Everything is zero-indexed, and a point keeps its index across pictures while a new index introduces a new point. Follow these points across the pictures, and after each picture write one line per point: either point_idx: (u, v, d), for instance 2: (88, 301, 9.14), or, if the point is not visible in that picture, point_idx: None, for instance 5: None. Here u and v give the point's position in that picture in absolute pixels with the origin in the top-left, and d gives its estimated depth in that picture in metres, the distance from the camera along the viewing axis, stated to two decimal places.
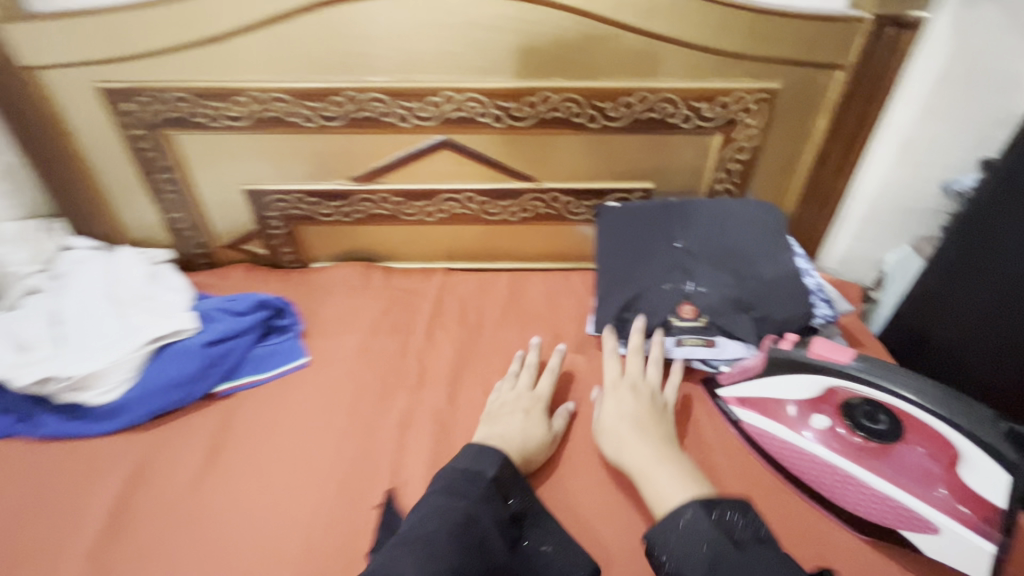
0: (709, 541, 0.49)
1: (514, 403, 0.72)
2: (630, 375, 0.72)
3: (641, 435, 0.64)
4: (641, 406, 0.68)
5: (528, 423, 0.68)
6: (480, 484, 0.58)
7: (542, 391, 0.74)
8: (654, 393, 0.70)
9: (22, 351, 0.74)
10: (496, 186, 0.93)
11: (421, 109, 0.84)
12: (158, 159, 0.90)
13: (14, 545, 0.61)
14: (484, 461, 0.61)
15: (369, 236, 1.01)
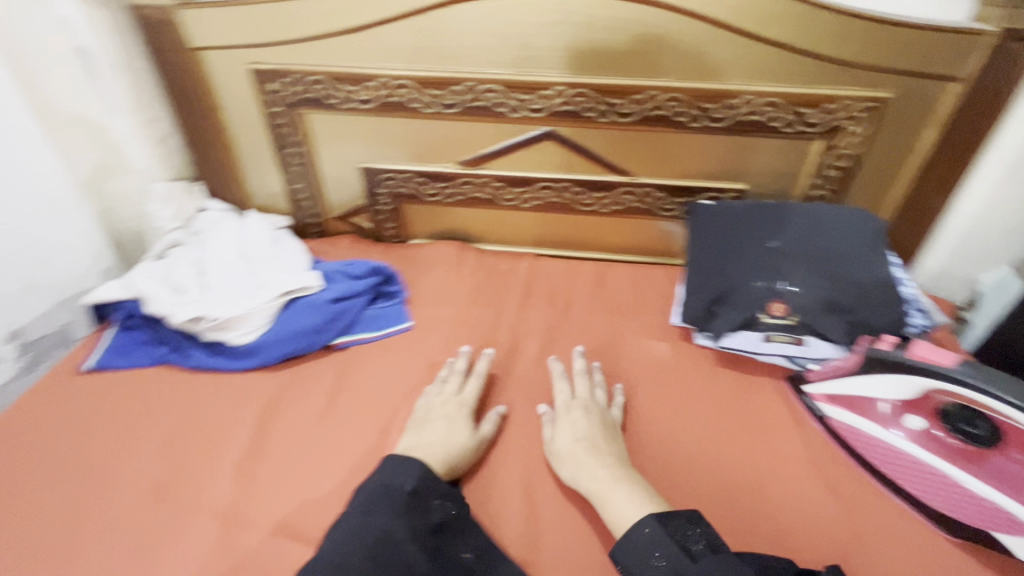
0: (667, 552, 0.55)
1: (441, 407, 0.74)
2: (580, 398, 0.75)
3: (593, 456, 0.67)
4: (591, 427, 0.71)
5: (450, 425, 0.71)
6: (397, 497, 0.60)
7: (469, 393, 0.76)
8: (606, 416, 0.73)
9: (177, 293, 0.86)
10: (591, 178, 0.98)
11: (533, 101, 0.90)
12: (290, 134, 1.00)
13: (172, 452, 0.72)
14: (406, 473, 0.63)
15: (464, 218, 1.08)
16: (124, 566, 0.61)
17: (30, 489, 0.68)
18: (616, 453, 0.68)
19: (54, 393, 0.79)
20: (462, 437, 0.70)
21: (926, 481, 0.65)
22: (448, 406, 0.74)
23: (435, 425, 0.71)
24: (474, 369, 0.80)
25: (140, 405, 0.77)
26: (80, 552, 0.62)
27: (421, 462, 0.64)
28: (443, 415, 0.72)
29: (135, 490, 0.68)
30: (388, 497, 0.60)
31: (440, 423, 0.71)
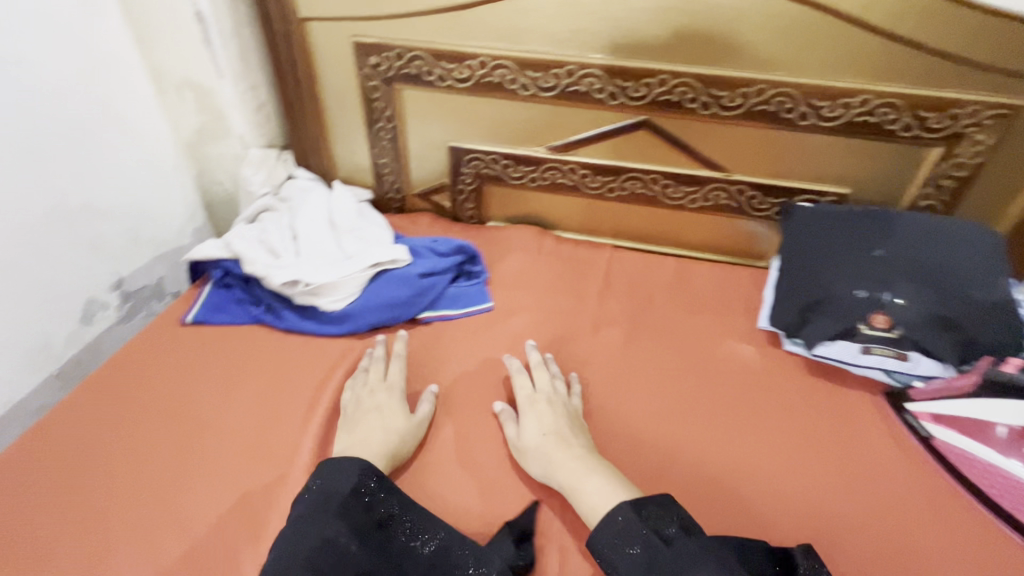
0: (643, 539, 0.54)
1: (380, 395, 0.74)
2: (540, 391, 0.75)
3: (563, 450, 0.66)
4: (556, 421, 0.70)
5: (387, 414, 0.71)
6: (340, 498, 0.61)
7: (399, 378, 0.77)
8: (564, 406, 0.73)
9: (274, 257, 0.89)
10: (683, 172, 0.95)
11: (634, 89, 0.88)
12: (382, 109, 1.01)
13: (267, 408, 0.75)
14: (342, 475, 0.63)
15: (544, 204, 1.07)
16: (227, 513, 0.64)
17: (139, 430, 0.72)
18: (584, 444, 0.68)
19: (158, 341, 0.83)
20: (395, 424, 0.70)
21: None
22: (387, 395, 0.74)
23: (372, 417, 0.71)
24: (392, 353, 0.81)
25: (237, 361, 0.81)
26: (186, 494, 0.65)
27: (357, 458, 0.64)
28: (383, 403, 0.72)
29: (234, 441, 0.71)
30: (330, 499, 0.61)
31: (374, 416, 0.71)
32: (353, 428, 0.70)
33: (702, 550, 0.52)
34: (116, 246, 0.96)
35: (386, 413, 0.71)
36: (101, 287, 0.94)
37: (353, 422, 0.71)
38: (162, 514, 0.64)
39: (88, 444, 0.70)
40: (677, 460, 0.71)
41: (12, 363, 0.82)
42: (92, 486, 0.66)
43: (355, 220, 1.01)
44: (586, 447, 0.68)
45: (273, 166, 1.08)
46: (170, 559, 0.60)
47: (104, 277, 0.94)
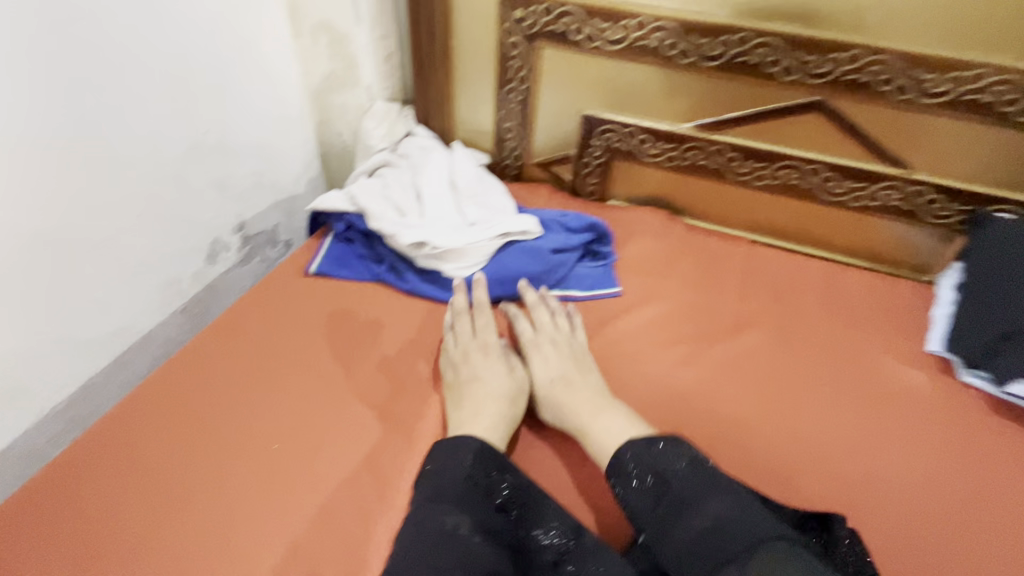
0: (652, 472, 0.57)
1: (477, 359, 0.72)
2: (541, 330, 0.77)
3: (569, 392, 0.68)
4: (560, 362, 0.72)
5: (490, 384, 0.69)
6: (458, 483, 0.58)
7: (490, 335, 0.75)
8: (563, 344, 0.75)
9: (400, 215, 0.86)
10: (854, 165, 0.84)
11: (816, 64, 0.77)
12: (517, 68, 0.94)
13: (392, 371, 0.72)
14: (456, 457, 0.60)
15: (677, 186, 0.97)
16: (359, 477, 0.61)
17: (267, 379, 0.71)
18: (593, 383, 0.70)
19: (282, 289, 0.82)
20: (505, 395, 0.69)
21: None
22: (488, 363, 0.72)
23: (474, 385, 0.69)
24: (475, 304, 0.78)
25: (360, 319, 0.78)
26: (316, 452, 0.64)
27: (468, 437, 0.62)
28: (485, 371, 0.71)
29: (360, 402, 0.68)
30: (449, 483, 0.58)
31: (477, 383, 0.69)
32: (483, 406, 0.66)
33: (715, 486, 0.55)
34: (242, 188, 0.95)
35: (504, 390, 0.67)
36: (226, 228, 0.94)
37: (456, 395, 0.69)
38: (294, 467, 0.62)
39: (219, 385, 0.70)
40: (829, 483, 0.65)
41: (145, 293, 0.83)
42: (225, 428, 0.65)
43: (474, 182, 0.96)
44: (591, 384, 0.70)
45: (394, 120, 1.05)
46: (303, 515, 0.58)
47: (229, 218, 0.94)
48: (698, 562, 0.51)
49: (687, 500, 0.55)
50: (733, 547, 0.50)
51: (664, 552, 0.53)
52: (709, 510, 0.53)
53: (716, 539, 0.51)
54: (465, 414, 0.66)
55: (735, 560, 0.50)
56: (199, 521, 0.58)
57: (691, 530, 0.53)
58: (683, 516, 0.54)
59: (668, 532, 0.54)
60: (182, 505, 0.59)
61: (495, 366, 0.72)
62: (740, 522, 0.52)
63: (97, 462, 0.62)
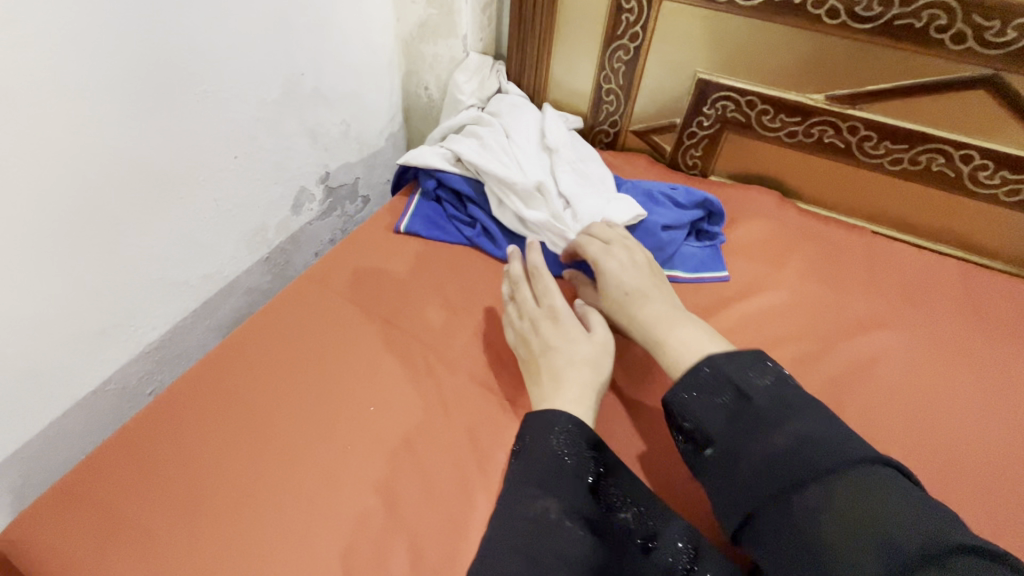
0: (730, 385, 0.52)
1: (547, 328, 0.64)
2: (614, 241, 0.71)
3: (639, 304, 0.65)
4: (632, 272, 0.68)
5: (569, 350, 0.62)
6: (550, 462, 0.52)
7: (557, 298, 0.66)
8: (636, 255, 0.69)
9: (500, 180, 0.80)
10: (1019, 154, 0.73)
11: (997, 31, 0.66)
12: (630, 23, 0.86)
13: (487, 341, 0.69)
14: (545, 430, 0.55)
15: (793, 164, 0.89)
16: (459, 449, 0.58)
17: (359, 337, 0.68)
18: (667, 299, 0.66)
19: (371, 245, 0.79)
20: (587, 358, 0.61)
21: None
22: (560, 331, 0.64)
23: (554, 358, 0.62)
24: (530, 267, 0.70)
25: (453, 283, 0.75)
26: (413, 418, 0.61)
27: (553, 411, 0.56)
28: (558, 339, 0.63)
29: (456, 368, 0.65)
30: (538, 461, 0.53)
31: (556, 356, 0.62)
32: (567, 381, 0.59)
33: (804, 406, 0.49)
34: (329, 137, 0.92)
35: (599, 368, 0.61)
36: (311, 178, 0.91)
37: (534, 369, 0.62)
38: (391, 432, 0.59)
39: (312, 339, 0.67)
40: (972, 508, 0.57)
41: (234, 239, 0.82)
42: (319, 383, 0.63)
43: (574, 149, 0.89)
44: (663, 298, 0.66)
45: (485, 77, 0.98)
46: (403, 484, 0.56)
47: (315, 168, 0.92)
48: (771, 480, 0.46)
49: (767, 416, 0.49)
50: (816, 463, 0.45)
51: (738, 471, 0.49)
52: (791, 429, 0.48)
53: (798, 458, 0.46)
54: (547, 391, 0.59)
55: (818, 480, 0.44)
56: (297, 477, 0.56)
57: (770, 449, 0.47)
58: (761, 432, 0.49)
59: (744, 448, 0.49)
60: (278, 460, 0.57)
61: (571, 333, 0.64)
62: (829, 442, 0.46)
63: (192, 406, 0.61)
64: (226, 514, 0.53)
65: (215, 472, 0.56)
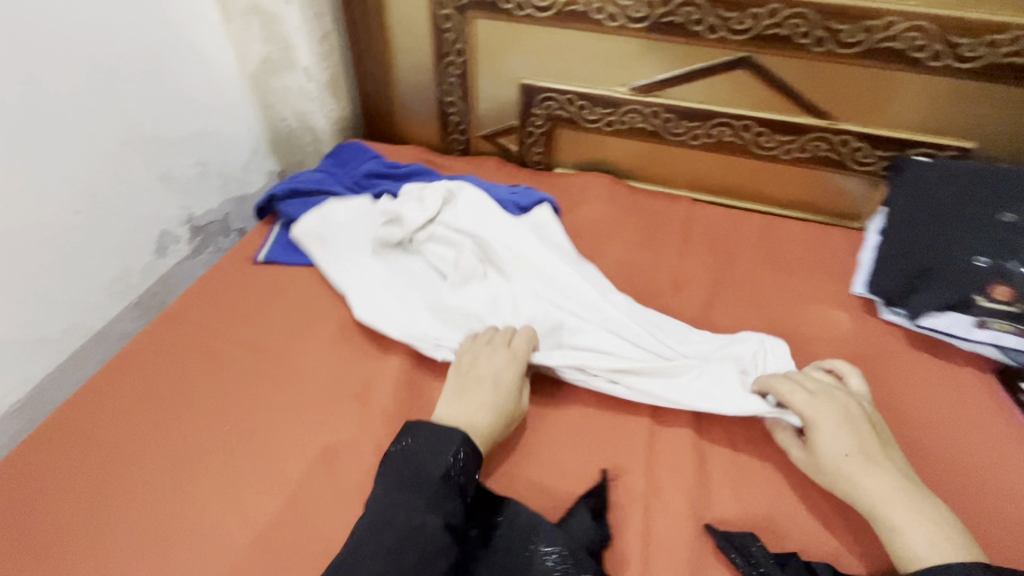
0: None
1: (496, 358, 0.65)
2: (822, 394, 0.60)
3: (869, 475, 0.54)
4: (851, 431, 0.57)
5: (502, 381, 0.63)
6: (421, 472, 0.53)
7: (523, 339, 0.68)
8: (855, 412, 0.59)
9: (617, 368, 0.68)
10: (784, 119, 0.86)
11: (738, 20, 0.79)
12: (453, 41, 0.95)
13: (340, 349, 0.75)
14: (438, 449, 0.55)
15: (620, 149, 1.00)
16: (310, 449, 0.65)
17: (221, 364, 0.73)
18: (901, 468, 0.56)
19: (231, 277, 0.84)
20: (510, 395, 0.63)
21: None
22: (507, 364, 0.65)
23: (483, 383, 0.63)
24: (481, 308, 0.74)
25: (308, 301, 0.81)
26: (269, 431, 0.66)
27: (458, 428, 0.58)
28: (499, 369, 0.64)
29: (312, 378, 0.72)
30: (413, 472, 0.54)
31: (487, 383, 0.63)
32: (479, 394, 0.62)
33: None
34: (186, 179, 0.96)
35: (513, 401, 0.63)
36: (173, 221, 0.95)
37: (465, 384, 0.63)
38: (248, 444, 0.65)
39: (175, 372, 0.72)
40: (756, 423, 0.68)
41: (97, 290, 0.85)
42: (181, 410, 0.69)
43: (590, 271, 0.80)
44: (895, 467, 0.56)
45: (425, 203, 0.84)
46: (256, 488, 0.62)
47: (176, 210, 0.95)
48: None
49: None
50: None
51: None
52: None
53: None
54: (459, 407, 0.61)
55: None
56: (156, 498, 0.61)
57: None
58: None
59: None
60: (139, 486, 0.62)
61: (514, 369, 0.65)
62: None
63: (57, 449, 0.65)
64: (90, 542, 0.58)
65: (77, 507, 0.61)
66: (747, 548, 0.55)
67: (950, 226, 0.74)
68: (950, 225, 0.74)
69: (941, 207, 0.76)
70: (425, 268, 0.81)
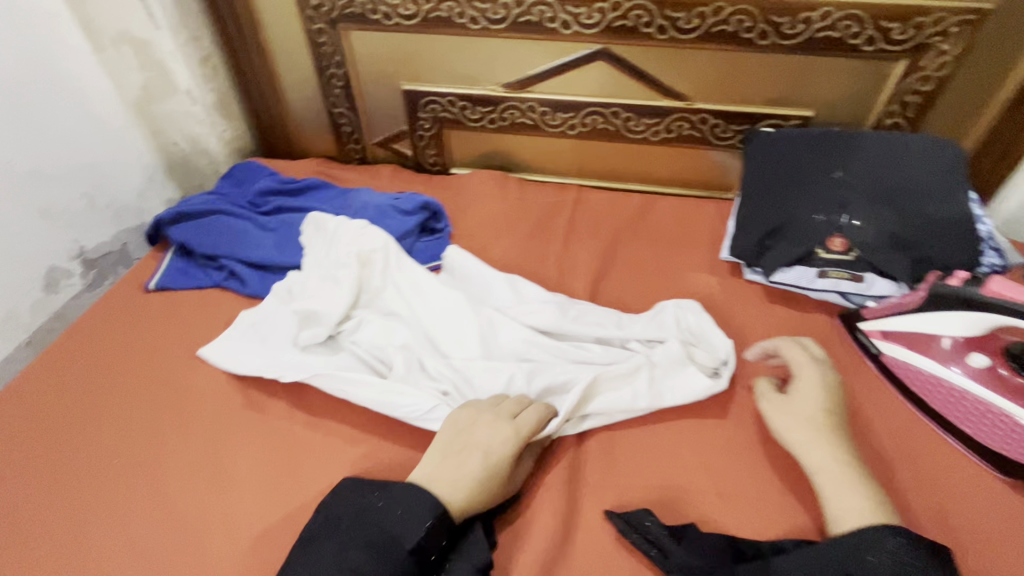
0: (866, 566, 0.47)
1: (490, 430, 0.60)
2: (819, 363, 0.63)
3: (820, 445, 0.57)
4: (829, 398, 0.61)
5: (494, 455, 0.58)
6: (384, 534, 0.52)
7: (530, 412, 0.62)
8: (837, 388, 0.62)
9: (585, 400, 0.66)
10: (647, 104, 0.92)
11: (587, 15, 0.84)
12: (331, 54, 0.98)
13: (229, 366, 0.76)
14: (407, 514, 0.53)
15: (511, 144, 1.04)
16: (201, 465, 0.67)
17: (112, 393, 0.74)
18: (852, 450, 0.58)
19: (119, 306, 0.84)
20: (496, 467, 0.58)
21: (1005, 435, 0.60)
22: (505, 442, 0.59)
23: (474, 453, 0.58)
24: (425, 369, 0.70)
25: (200, 322, 0.82)
26: (161, 453, 0.68)
27: (437, 500, 0.54)
28: (494, 443, 0.59)
29: (204, 397, 0.73)
30: (374, 528, 0.52)
31: (478, 453, 0.58)
32: (466, 461, 0.57)
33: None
34: (70, 214, 0.97)
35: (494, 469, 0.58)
36: (62, 256, 0.97)
37: (455, 445, 0.59)
38: (137, 465, 0.67)
39: (60, 405, 0.73)
40: None
41: None
42: (72, 442, 0.70)
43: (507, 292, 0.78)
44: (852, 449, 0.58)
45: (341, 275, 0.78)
46: (141, 506, 0.64)
47: (63, 246, 0.96)
48: None
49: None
50: None
51: None
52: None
53: None
54: (444, 468, 0.57)
55: None
56: (41, 526, 0.63)
57: None
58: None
59: None
60: (21, 517, 0.64)
61: (513, 444, 0.59)
62: None
63: None
64: None
65: None
66: (643, 526, 0.57)
67: (790, 187, 0.81)
68: (790, 185, 0.81)
69: (784, 171, 0.83)
70: (361, 362, 0.72)
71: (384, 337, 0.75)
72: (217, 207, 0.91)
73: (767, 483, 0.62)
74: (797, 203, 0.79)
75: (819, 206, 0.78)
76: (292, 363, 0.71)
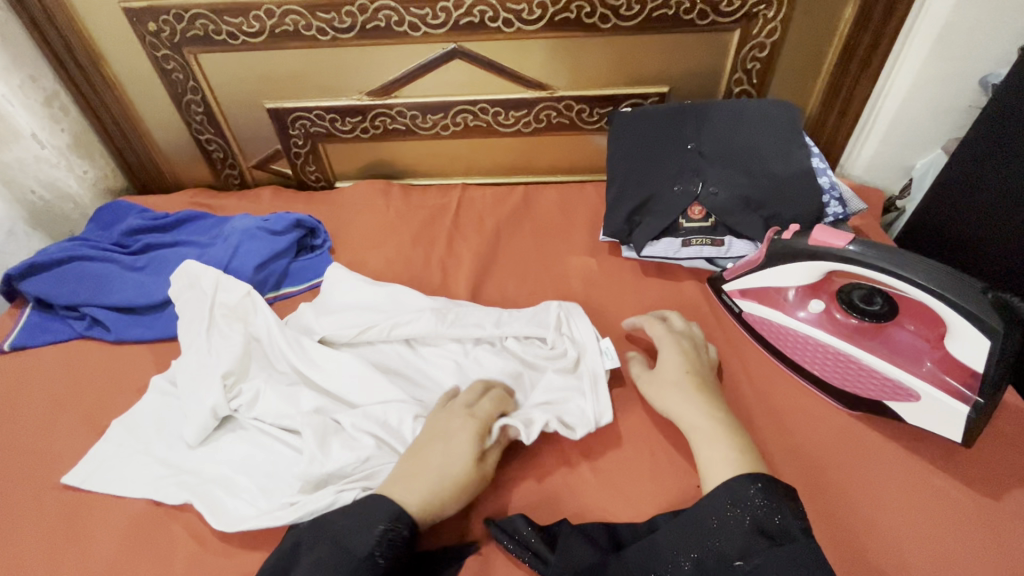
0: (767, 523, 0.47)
1: (452, 422, 0.59)
2: (676, 334, 0.67)
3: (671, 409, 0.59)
4: (689, 358, 0.64)
5: (452, 441, 0.56)
6: (337, 546, 0.48)
7: (485, 402, 0.61)
8: (704, 354, 0.66)
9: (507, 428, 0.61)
10: (510, 98, 0.94)
11: (433, 15, 0.84)
12: (184, 80, 0.94)
13: (95, 421, 0.71)
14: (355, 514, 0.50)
15: (390, 152, 1.03)
16: (54, 538, 0.61)
17: None
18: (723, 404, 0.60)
19: None
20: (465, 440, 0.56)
21: (844, 369, 0.64)
22: (465, 428, 0.58)
23: (437, 446, 0.56)
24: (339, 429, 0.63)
25: (63, 378, 0.76)
26: (10, 531, 0.62)
27: (393, 501, 0.51)
28: (455, 432, 0.57)
29: (64, 459, 0.68)
30: (328, 541, 0.49)
31: (442, 443, 0.56)
32: (427, 457, 0.55)
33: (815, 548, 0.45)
34: None
35: (449, 450, 0.56)
36: None
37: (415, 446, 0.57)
38: None
39: None
40: None
41: None
42: None
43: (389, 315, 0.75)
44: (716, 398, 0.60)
45: (224, 338, 0.71)
46: None
47: None
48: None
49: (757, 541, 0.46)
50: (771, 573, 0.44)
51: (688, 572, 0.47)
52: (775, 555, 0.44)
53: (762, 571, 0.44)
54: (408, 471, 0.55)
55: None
56: None
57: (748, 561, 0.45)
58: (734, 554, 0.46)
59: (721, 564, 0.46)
60: None
61: (474, 428, 0.58)
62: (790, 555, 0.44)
63: None
64: None
65: None
66: (520, 533, 0.56)
67: (654, 167, 0.83)
68: (654, 165, 0.83)
69: (650, 152, 0.84)
70: (273, 441, 0.64)
71: (288, 404, 0.66)
72: (74, 254, 0.86)
73: (641, 456, 0.63)
74: (670, 188, 0.81)
75: (688, 188, 0.80)
76: (198, 465, 0.64)
